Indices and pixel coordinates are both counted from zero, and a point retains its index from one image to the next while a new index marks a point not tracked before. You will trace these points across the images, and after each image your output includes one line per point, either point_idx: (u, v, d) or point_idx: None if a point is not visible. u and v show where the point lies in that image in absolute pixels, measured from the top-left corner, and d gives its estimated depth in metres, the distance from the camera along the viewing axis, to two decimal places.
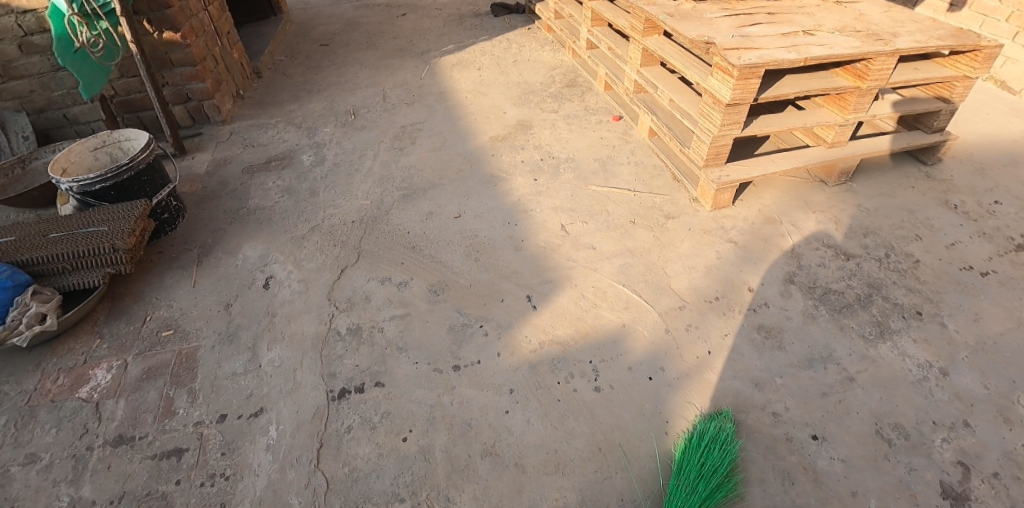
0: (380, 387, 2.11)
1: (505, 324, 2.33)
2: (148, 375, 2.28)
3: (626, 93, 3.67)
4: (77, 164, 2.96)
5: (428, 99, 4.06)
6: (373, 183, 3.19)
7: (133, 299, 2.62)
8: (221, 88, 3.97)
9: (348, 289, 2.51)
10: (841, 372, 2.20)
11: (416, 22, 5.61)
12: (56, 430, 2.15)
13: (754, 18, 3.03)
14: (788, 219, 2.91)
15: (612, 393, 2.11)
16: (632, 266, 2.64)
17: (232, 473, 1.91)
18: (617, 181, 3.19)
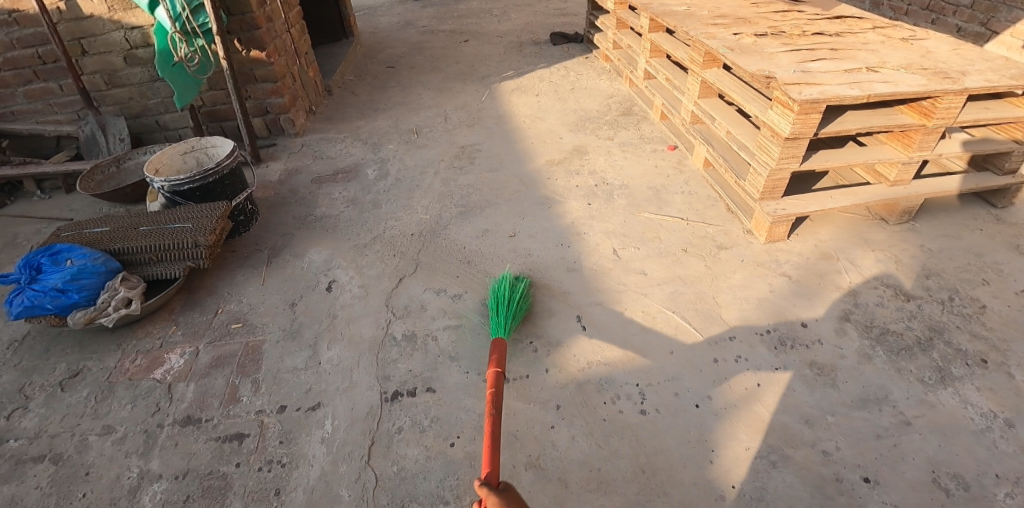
0: (431, 392, 2.18)
1: (554, 342, 2.39)
2: (216, 363, 2.45)
3: (682, 124, 3.72)
4: (168, 166, 3.24)
5: (487, 121, 4.23)
6: (432, 198, 3.33)
7: (208, 293, 2.83)
8: (297, 103, 4.26)
9: (404, 297, 2.63)
10: (897, 415, 2.12)
11: (478, 48, 5.86)
12: (131, 406, 2.35)
13: (816, 53, 3.03)
14: (846, 257, 2.85)
15: (657, 417, 2.12)
16: (682, 293, 2.65)
17: (287, 461, 2.02)
18: (670, 209, 3.21)
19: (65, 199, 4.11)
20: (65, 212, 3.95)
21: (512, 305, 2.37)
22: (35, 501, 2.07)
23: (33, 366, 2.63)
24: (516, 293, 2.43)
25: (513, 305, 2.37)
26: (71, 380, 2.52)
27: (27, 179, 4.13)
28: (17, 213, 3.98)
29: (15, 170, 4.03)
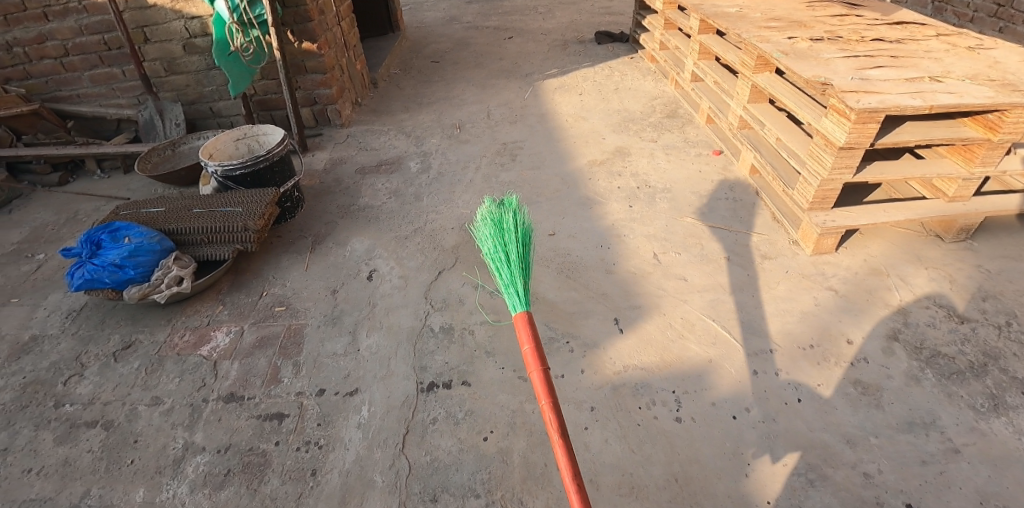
0: (466, 385, 2.21)
1: (591, 344, 2.39)
2: (259, 343, 2.53)
3: (730, 128, 3.64)
4: (221, 151, 3.36)
5: (529, 119, 4.23)
6: (473, 194, 3.36)
7: (254, 275, 2.93)
8: (344, 94, 4.35)
9: (443, 290, 2.66)
10: (944, 441, 2.03)
11: (522, 45, 5.86)
12: (179, 379, 2.45)
13: (875, 60, 2.91)
14: (897, 273, 2.74)
15: (693, 425, 2.09)
16: (723, 302, 2.59)
17: (324, 443, 2.08)
18: (713, 215, 3.15)
19: (123, 179, 4.31)
20: (122, 191, 4.14)
21: (511, 258, 1.79)
22: (88, 464, 2.19)
23: (90, 336, 2.79)
24: (503, 234, 1.87)
25: (516, 253, 1.82)
26: (124, 351, 2.65)
27: (89, 159, 4.34)
28: (79, 191, 4.21)
29: (79, 150, 4.25)
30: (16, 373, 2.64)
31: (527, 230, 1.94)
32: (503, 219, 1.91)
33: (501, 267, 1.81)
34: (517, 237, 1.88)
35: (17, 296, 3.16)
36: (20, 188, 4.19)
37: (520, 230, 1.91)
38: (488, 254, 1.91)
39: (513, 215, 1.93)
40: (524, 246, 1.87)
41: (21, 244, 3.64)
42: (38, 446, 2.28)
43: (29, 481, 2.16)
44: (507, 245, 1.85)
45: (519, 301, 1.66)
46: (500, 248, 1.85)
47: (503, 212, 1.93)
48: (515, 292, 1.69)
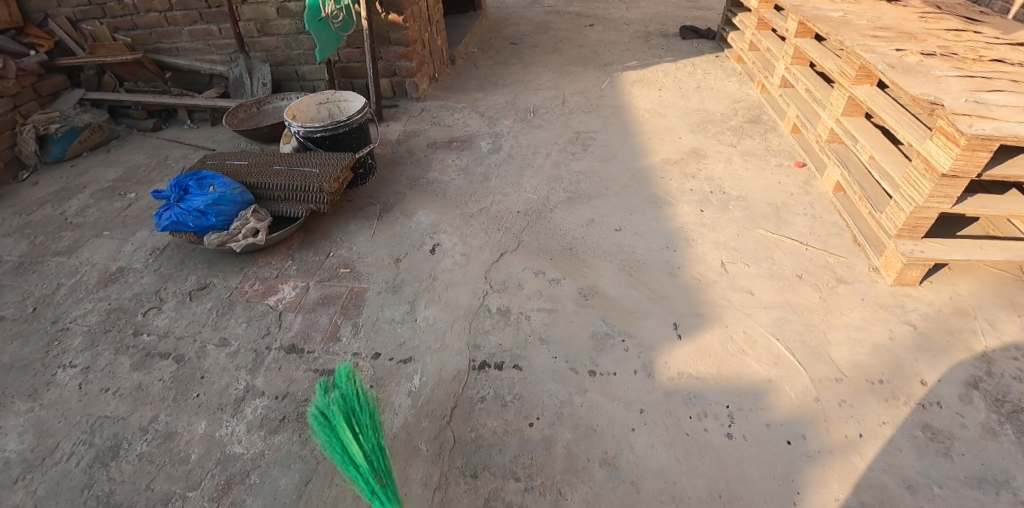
0: (517, 370, 2.27)
1: (646, 345, 2.36)
2: (323, 301, 2.65)
3: (817, 141, 3.45)
4: (303, 113, 3.49)
5: (604, 110, 4.15)
6: (541, 180, 3.37)
7: (323, 236, 3.06)
8: (423, 69, 4.41)
9: (503, 273, 2.71)
10: (1017, 504, 1.87)
11: (603, 34, 5.74)
12: (246, 325, 2.60)
13: (994, 83, 2.64)
14: (986, 315, 2.51)
15: (743, 443, 2.02)
16: (789, 322, 2.48)
17: (375, 405, 2.18)
18: (788, 229, 3.00)
19: (210, 130, 4.57)
20: (208, 142, 4.39)
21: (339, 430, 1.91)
22: (158, 392, 2.36)
23: (170, 274, 2.99)
24: (330, 419, 1.97)
25: (353, 417, 1.96)
26: (198, 292, 2.83)
27: (181, 109, 4.62)
28: (170, 138, 4.49)
29: (174, 100, 4.53)
30: (103, 299, 2.87)
31: (354, 391, 2.05)
32: (337, 403, 1.98)
33: (350, 469, 1.88)
34: (350, 420, 1.94)
35: (110, 229, 3.43)
36: (118, 130, 4.52)
37: (346, 403, 1.99)
38: (327, 446, 1.98)
39: (341, 399, 1.98)
40: (362, 419, 1.98)
41: (117, 181, 3.94)
42: (116, 368, 2.48)
43: (106, 399, 2.36)
44: (352, 448, 1.90)
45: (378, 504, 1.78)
46: (341, 448, 1.91)
47: (332, 398, 1.99)
48: (375, 500, 1.80)
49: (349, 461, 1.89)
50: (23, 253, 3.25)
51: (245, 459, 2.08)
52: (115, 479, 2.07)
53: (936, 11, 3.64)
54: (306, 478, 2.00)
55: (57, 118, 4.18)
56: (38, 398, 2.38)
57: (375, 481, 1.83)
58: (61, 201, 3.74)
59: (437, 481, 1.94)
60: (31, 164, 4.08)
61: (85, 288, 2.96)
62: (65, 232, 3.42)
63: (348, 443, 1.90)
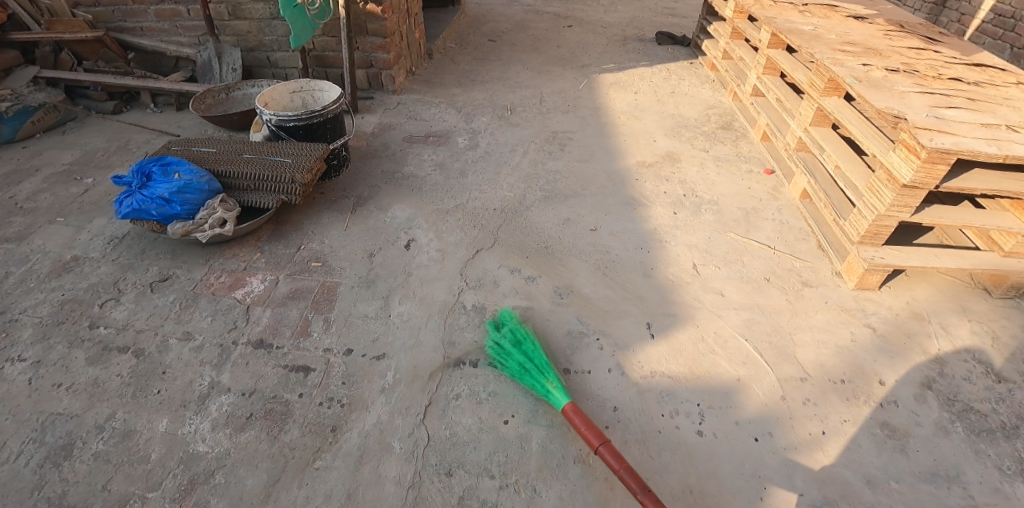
0: (493, 367, 2.26)
1: (621, 344, 2.38)
2: (294, 295, 2.59)
3: (785, 149, 3.55)
4: (276, 101, 3.39)
5: (582, 111, 4.19)
6: (518, 178, 3.37)
7: (294, 228, 2.98)
8: (400, 61, 4.34)
9: (479, 270, 2.69)
10: (966, 497, 1.97)
11: (581, 36, 5.78)
12: (211, 318, 2.51)
13: (951, 100, 2.77)
14: (938, 321, 2.63)
15: (714, 441, 2.07)
16: (758, 323, 2.55)
17: (347, 402, 2.14)
18: (758, 234, 3.08)
19: (175, 116, 4.38)
20: (173, 127, 4.21)
21: None
22: (116, 388, 2.25)
23: (129, 264, 2.86)
24: (531, 362, 2.17)
25: (533, 355, 2.19)
26: (161, 283, 2.72)
27: (144, 92, 4.43)
28: (132, 122, 4.29)
29: (137, 82, 4.34)
30: (55, 290, 2.72)
31: None
32: (507, 338, 2.28)
33: None
34: None
35: (64, 216, 3.25)
36: (75, 111, 4.30)
37: None
38: None
39: None
40: None
41: (72, 165, 3.74)
42: (70, 363, 2.36)
43: (58, 395, 2.23)
44: None
45: (563, 402, 2.00)
46: (513, 358, 2.21)
47: None
48: (554, 393, 2.06)
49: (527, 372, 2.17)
50: None
51: (210, 458, 2.01)
52: (69, 480, 1.97)
53: (898, 30, 3.80)
54: (274, 476, 1.94)
55: (8, 96, 3.96)
56: None
57: (558, 386, 2.07)
58: (10, 185, 3.53)
59: (411, 480, 1.92)
60: None
61: (36, 278, 2.80)
62: (14, 217, 3.23)
63: (535, 356, 2.19)
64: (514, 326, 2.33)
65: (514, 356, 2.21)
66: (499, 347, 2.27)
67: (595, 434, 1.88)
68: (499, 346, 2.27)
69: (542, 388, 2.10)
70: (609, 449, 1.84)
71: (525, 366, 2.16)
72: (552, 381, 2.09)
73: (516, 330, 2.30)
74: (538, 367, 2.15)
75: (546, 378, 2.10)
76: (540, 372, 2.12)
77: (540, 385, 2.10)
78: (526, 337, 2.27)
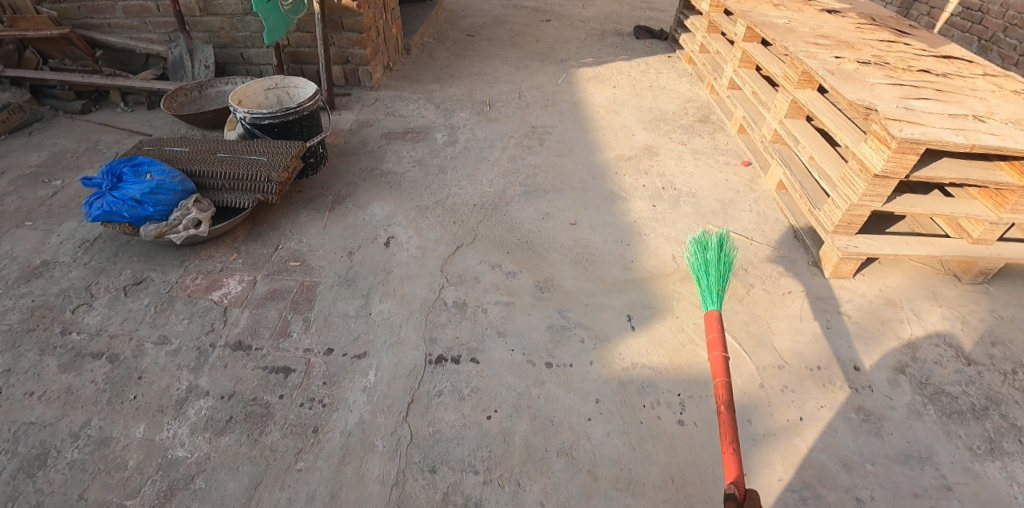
0: (475, 363, 2.26)
1: (602, 336, 2.40)
2: (272, 295, 2.56)
3: (761, 141, 3.61)
4: (250, 99, 3.33)
5: (561, 105, 4.19)
6: (498, 173, 3.37)
7: (271, 228, 2.94)
8: (377, 57, 4.29)
9: (460, 266, 2.69)
10: (937, 478, 2.03)
11: (559, 30, 5.78)
12: (188, 321, 2.47)
13: (920, 91, 2.83)
14: (910, 307, 2.70)
15: (695, 430, 2.10)
16: (736, 313, 2.59)
17: (329, 402, 2.12)
18: (736, 225, 3.13)
19: (146, 115, 4.28)
20: (144, 127, 4.11)
21: None
22: (90, 395, 2.20)
23: (101, 268, 2.79)
24: (709, 262, 1.97)
25: (721, 269, 1.93)
26: (135, 287, 2.66)
27: (114, 91, 4.31)
28: (101, 122, 4.18)
29: (105, 80, 4.23)
30: (24, 296, 2.65)
31: None
32: (712, 254, 2.00)
33: None
34: None
35: (32, 219, 3.16)
36: (42, 111, 4.17)
37: None
38: None
39: None
40: None
41: (39, 167, 3.63)
42: (41, 370, 2.30)
43: (30, 404, 2.18)
44: None
45: (714, 305, 1.82)
46: (701, 263, 1.99)
47: None
48: (712, 294, 1.85)
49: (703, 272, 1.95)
50: None
51: (189, 463, 1.98)
52: (43, 490, 1.92)
53: (869, 23, 3.87)
54: (256, 479, 1.92)
55: None
56: None
57: (722, 293, 1.87)
58: None
59: (395, 478, 1.91)
60: None
61: (3, 284, 2.72)
62: None
63: (721, 278, 1.91)
64: (721, 243, 2.04)
65: (705, 263, 1.98)
66: (700, 255, 2.04)
67: (719, 342, 1.61)
68: (698, 259, 2.02)
69: (706, 289, 1.88)
70: (725, 386, 1.53)
71: (710, 263, 1.95)
72: (720, 283, 1.89)
73: (722, 249, 2.01)
74: (711, 272, 1.92)
75: (714, 282, 1.87)
76: (711, 271, 1.91)
77: (704, 283, 1.90)
78: (728, 260, 1.99)
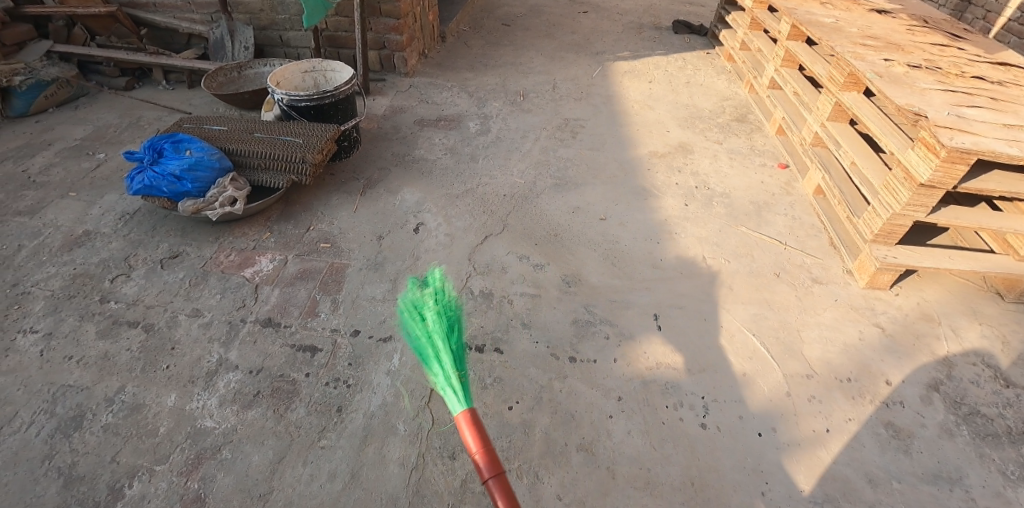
0: (498, 353, 2.27)
1: (627, 334, 2.38)
2: (302, 275, 2.60)
3: (801, 143, 3.51)
4: (288, 81, 3.37)
5: (595, 99, 4.14)
6: (528, 164, 3.35)
7: (303, 209, 2.99)
8: (412, 43, 4.30)
9: (487, 256, 2.69)
10: (968, 500, 1.96)
11: (596, 22, 5.70)
12: (220, 296, 2.53)
13: (973, 98, 2.71)
14: (949, 322, 2.60)
15: (717, 434, 2.07)
16: (765, 318, 2.53)
17: (353, 383, 2.16)
18: (769, 229, 3.05)
19: (186, 93, 4.38)
20: (184, 105, 4.21)
21: None
22: (126, 362, 2.28)
23: (140, 240, 2.88)
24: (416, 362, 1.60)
25: (449, 337, 1.60)
26: (171, 260, 2.74)
27: (157, 69, 4.42)
28: (144, 98, 4.29)
29: (149, 58, 4.33)
30: (67, 264, 2.75)
31: None
32: (429, 316, 1.64)
33: None
34: None
35: (76, 190, 3.27)
36: (88, 86, 4.30)
37: None
38: None
39: None
40: None
41: (84, 140, 3.76)
42: (80, 335, 2.39)
43: (69, 367, 2.27)
44: None
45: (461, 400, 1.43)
46: (425, 339, 1.62)
47: None
48: (454, 389, 1.46)
49: (431, 356, 1.60)
50: None
51: (216, 434, 2.03)
52: (79, 450, 2.00)
53: (921, 25, 3.71)
54: (280, 453, 1.97)
55: (22, 70, 3.97)
56: None
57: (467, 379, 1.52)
58: (23, 158, 3.57)
59: (414, 462, 1.93)
60: None
61: (48, 251, 2.83)
62: (27, 191, 3.26)
63: (454, 358, 1.57)
64: (438, 302, 1.68)
65: (433, 350, 1.59)
66: (421, 326, 1.65)
67: (488, 454, 1.27)
68: (420, 332, 1.64)
69: (444, 379, 1.51)
70: (499, 484, 1.24)
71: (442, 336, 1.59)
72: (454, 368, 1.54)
73: (441, 304, 1.68)
74: (455, 361, 1.57)
75: (445, 359, 1.55)
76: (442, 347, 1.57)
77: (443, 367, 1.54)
78: (455, 323, 1.67)
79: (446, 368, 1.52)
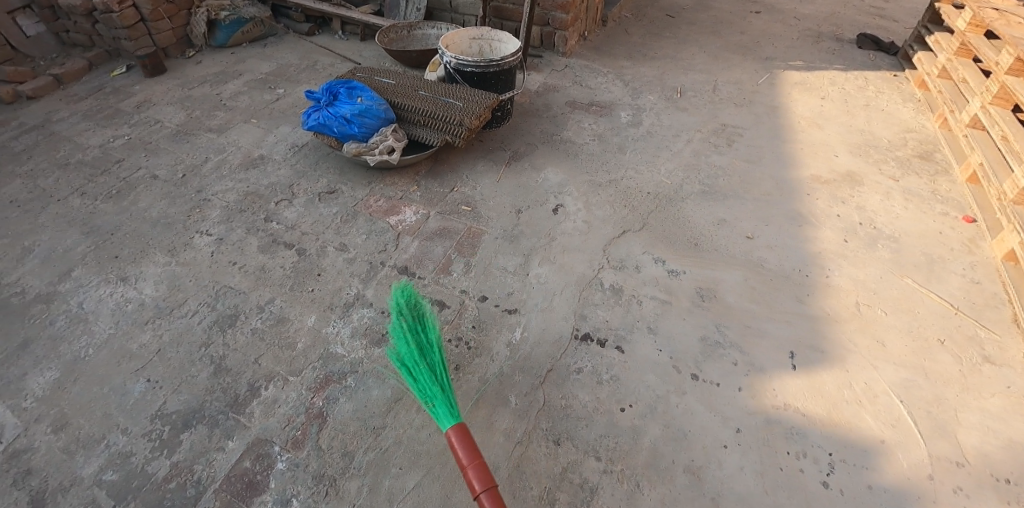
0: (619, 351, 2.22)
1: (757, 365, 2.21)
2: (441, 233, 2.72)
3: (999, 198, 2.95)
4: (456, 45, 3.49)
5: (757, 107, 3.84)
6: (677, 165, 3.21)
7: (450, 170, 3.11)
8: (575, 24, 4.25)
9: (623, 252, 2.63)
10: None
11: (769, 25, 5.26)
12: (366, 237, 2.71)
13: None
14: None
15: (839, 497, 1.85)
16: (916, 387, 2.19)
17: (474, 346, 2.23)
18: (940, 287, 2.61)
19: (358, 45, 4.70)
20: (356, 56, 4.53)
21: None
22: (278, 277, 2.54)
23: (304, 171, 3.17)
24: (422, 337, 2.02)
25: (415, 334, 2.02)
26: (328, 195, 2.98)
27: (336, 20, 4.79)
28: (321, 45, 4.69)
29: (331, 8, 4.70)
30: (242, 181, 3.11)
31: None
32: (410, 352, 1.95)
33: None
34: None
35: (257, 118, 3.68)
36: (276, 28, 4.80)
37: None
38: None
39: None
40: None
41: (268, 75, 4.19)
42: (245, 246, 2.70)
43: (232, 271, 2.57)
44: None
45: (450, 412, 1.69)
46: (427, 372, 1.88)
47: None
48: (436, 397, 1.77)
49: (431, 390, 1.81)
50: (181, 124, 3.61)
51: (345, 361, 2.20)
52: (229, 345, 2.27)
53: None
54: (398, 394, 2.09)
55: (228, 6, 4.53)
56: (176, 255, 2.66)
57: (445, 392, 1.79)
58: (219, 83, 4.08)
59: (520, 437, 1.96)
60: (197, 44, 4.52)
61: (229, 167, 3.22)
62: (218, 112, 3.74)
63: (424, 369, 1.89)
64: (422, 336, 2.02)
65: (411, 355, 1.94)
66: (403, 349, 2.00)
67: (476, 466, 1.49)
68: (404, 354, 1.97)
69: (427, 397, 1.79)
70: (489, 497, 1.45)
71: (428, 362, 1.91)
72: (433, 396, 1.77)
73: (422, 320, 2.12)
74: (444, 368, 1.90)
75: (428, 386, 1.81)
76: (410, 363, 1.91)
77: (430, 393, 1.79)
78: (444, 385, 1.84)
79: (436, 389, 1.79)
